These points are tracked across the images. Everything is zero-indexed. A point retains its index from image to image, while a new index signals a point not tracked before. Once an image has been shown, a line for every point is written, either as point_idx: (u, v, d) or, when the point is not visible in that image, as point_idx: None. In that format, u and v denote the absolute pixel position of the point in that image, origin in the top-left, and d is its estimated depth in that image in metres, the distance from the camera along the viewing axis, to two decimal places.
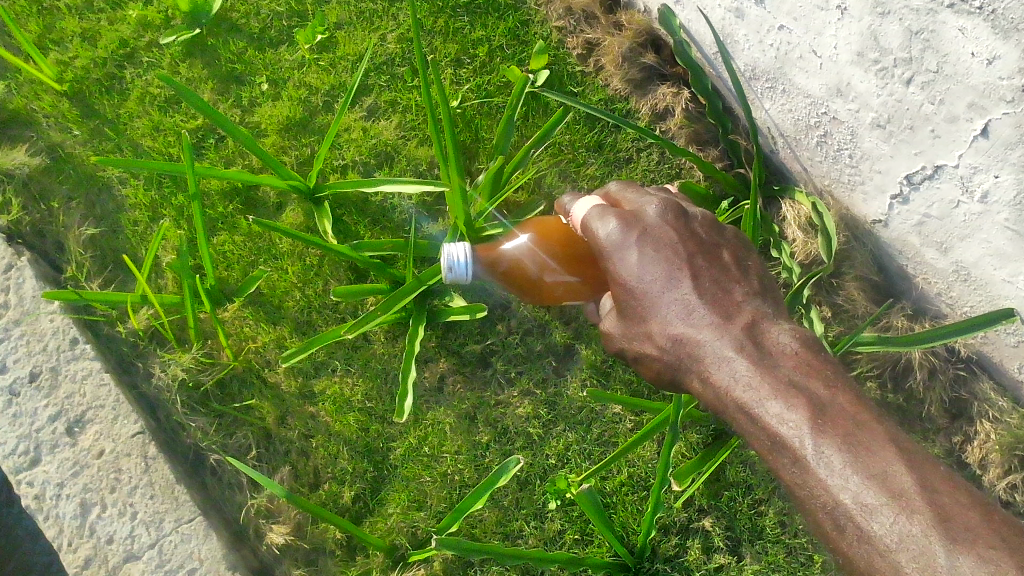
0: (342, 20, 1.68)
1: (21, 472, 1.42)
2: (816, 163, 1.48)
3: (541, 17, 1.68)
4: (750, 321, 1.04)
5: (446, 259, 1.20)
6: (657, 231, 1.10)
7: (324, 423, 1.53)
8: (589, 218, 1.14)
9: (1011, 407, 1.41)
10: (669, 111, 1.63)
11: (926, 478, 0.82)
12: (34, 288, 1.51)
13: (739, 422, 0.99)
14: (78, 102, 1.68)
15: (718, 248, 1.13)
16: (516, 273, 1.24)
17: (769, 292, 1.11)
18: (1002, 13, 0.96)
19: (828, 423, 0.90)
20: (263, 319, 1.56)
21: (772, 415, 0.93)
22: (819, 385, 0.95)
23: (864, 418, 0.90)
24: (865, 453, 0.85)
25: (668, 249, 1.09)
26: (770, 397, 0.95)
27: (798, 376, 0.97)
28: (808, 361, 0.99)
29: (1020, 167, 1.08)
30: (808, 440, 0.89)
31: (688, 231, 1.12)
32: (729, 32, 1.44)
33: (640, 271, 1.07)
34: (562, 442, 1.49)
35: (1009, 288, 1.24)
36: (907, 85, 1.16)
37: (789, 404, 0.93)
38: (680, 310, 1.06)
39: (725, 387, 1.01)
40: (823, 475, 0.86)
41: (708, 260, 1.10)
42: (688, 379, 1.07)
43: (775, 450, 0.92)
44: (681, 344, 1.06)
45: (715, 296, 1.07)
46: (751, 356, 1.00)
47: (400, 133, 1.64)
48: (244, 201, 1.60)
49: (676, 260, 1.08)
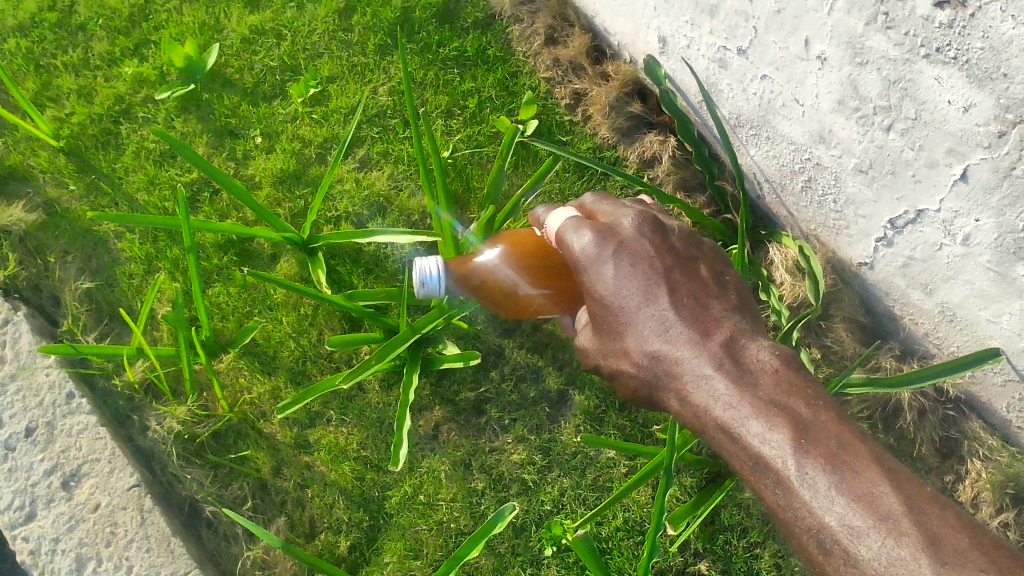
0: (335, 74, 1.72)
1: (17, 527, 1.42)
2: (801, 208, 1.51)
3: (529, 69, 1.72)
4: (728, 336, 1.05)
5: (419, 274, 1.26)
6: (633, 245, 1.11)
7: (319, 473, 1.53)
8: (564, 230, 1.14)
9: (1000, 445, 1.43)
10: (657, 158, 1.66)
11: (912, 499, 0.82)
12: (31, 342, 1.53)
13: (717, 439, 1.00)
14: (74, 157, 1.70)
15: (695, 261, 1.14)
16: (492, 286, 1.27)
17: (747, 307, 1.12)
18: (976, 63, 0.99)
19: (811, 442, 0.90)
20: (258, 369, 1.58)
21: (754, 435, 0.93)
22: (799, 401, 0.96)
23: (847, 435, 0.90)
24: (851, 475, 0.85)
25: (644, 263, 1.09)
26: (752, 416, 0.95)
27: (777, 392, 0.97)
28: (787, 377, 1.00)
29: (999, 211, 1.10)
30: (791, 460, 0.89)
31: (664, 244, 1.13)
32: (713, 82, 1.47)
33: (616, 286, 1.09)
34: (557, 488, 1.49)
35: (993, 328, 1.26)
36: (887, 132, 1.19)
37: (770, 423, 0.93)
38: (657, 326, 1.07)
39: (706, 407, 1.01)
40: (807, 497, 0.86)
41: (685, 274, 1.11)
42: (666, 396, 1.08)
43: (758, 471, 0.92)
44: (660, 361, 1.06)
45: (692, 311, 1.08)
46: (730, 374, 1.00)
47: (392, 184, 1.66)
48: (239, 252, 1.62)
49: (653, 275, 1.09)
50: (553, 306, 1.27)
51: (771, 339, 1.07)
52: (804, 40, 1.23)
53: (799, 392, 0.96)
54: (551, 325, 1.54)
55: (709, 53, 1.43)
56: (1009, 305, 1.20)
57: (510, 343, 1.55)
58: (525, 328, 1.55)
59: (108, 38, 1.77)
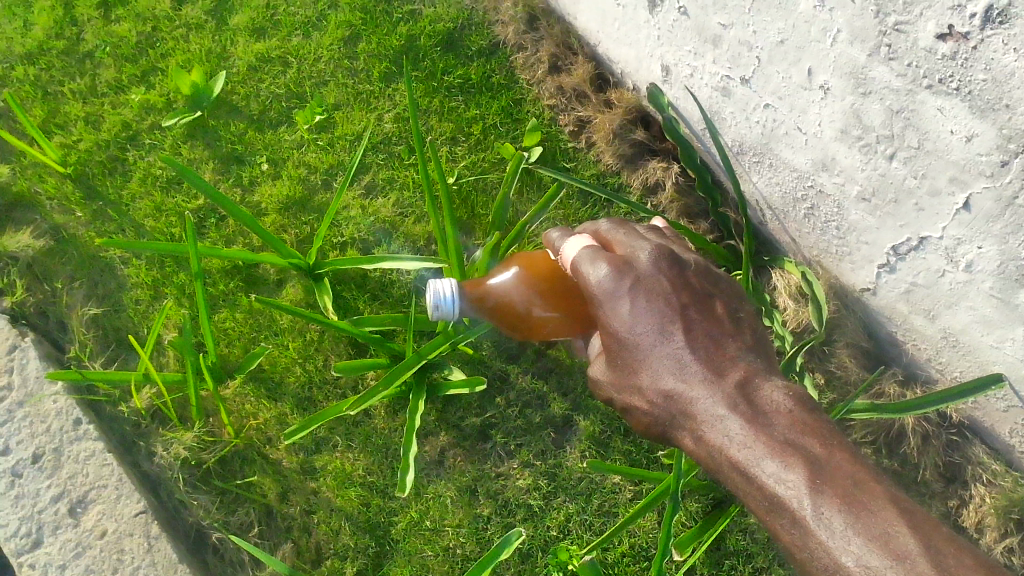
0: (340, 101, 1.73)
1: (23, 554, 1.42)
2: (803, 234, 1.52)
3: (533, 96, 1.74)
4: (742, 376, 1.06)
5: (432, 296, 1.23)
6: (651, 280, 1.11)
7: (325, 499, 1.53)
8: (580, 260, 1.14)
9: (1004, 470, 1.43)
10: (660, 185, 1.68)
11: (928, 540, 0.83)
12: (38, 368, 1.53)
13: (731, 478, 1.01)
14: (82, 184, 1.71)
15: (711, 298, 1.14)
16: (505, 308, 1.27)
17: (761, 346, 1.12)
18: (978, 94, 1.00)
19: (826, 483, 0.91)
20: (264, 395, 1.58)
21: (768, 475, 0.94)
22: (813, 442, 0.96)
23: (861, 476, 0.91)
24: (867, 515, 0.86)
25: (661, 299, 1.09)
26: (766, 456, 0.96)
27: (792, 434, 0.98)
28: (801, 419, 1.01)
29: (1001, 239, 1.12)
30: (806, 500, 0.89)
31: (681, 279, 1.13)
32: (716, 110, 1.49)
33: (632, 322, 1.09)
34: (563, 513, 1.50)
35: (996, 354, 1.27)
36: (890, 160, 1.21)
37: (784, 463, 0.94)
38: (672, 364, 1.07)
39: (719, 446, 1.02)
40: (823, 537, 0.87)
41: (701, 311, 1.11)
42: (680, 433, 1.08)
43: (773, 511, 0.93)
44: (674, 399, 1.07)
45: (708, 350, 1.08)
46: (745, 414, 1.01)
47: (398, 210, 1.67)
48: (245, 278, 1.63)
49: (669, 311, 1.09)
50: (565, 329, 1.27)
51: (783, 380, 1.08)
52: (807, 70, 1.24)
53: (814, 433, 0.97)
54: (556, 350, 1.55)
55: (713, 82, 1.45)
56: (1012, 331, 1.21)
57: (516, 369, 1.56)
58: (530, 354, 1.56)
59: (115, 66, 1.78)
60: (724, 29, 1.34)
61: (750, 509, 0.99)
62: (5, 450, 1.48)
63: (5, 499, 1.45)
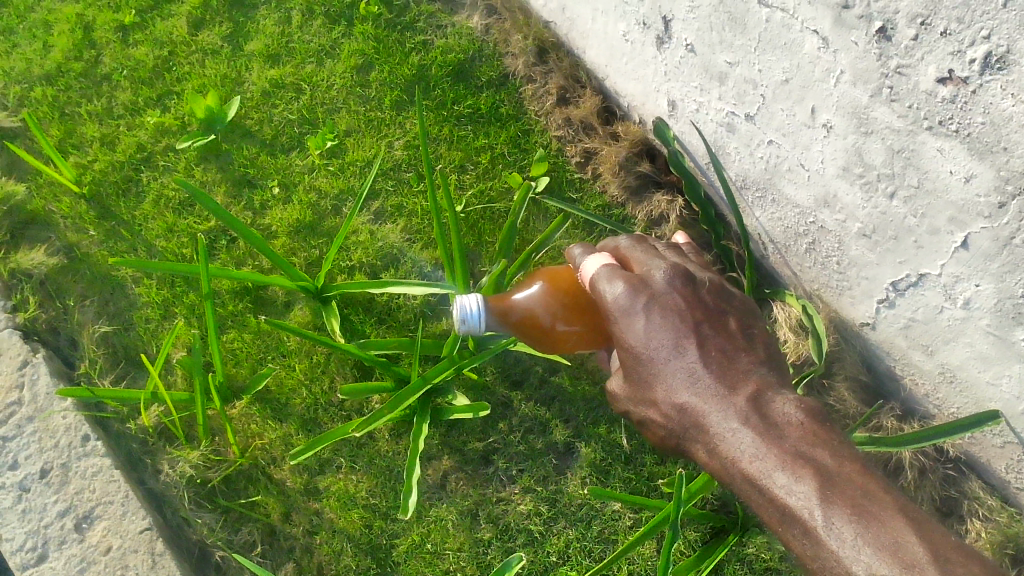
0: (352, 128, 1.77)
1: (28, 568, 1.44)
2: (805, 268, 1.55)
3: (541, 127, 1.78)
4: (754, 390, 1.11)
5: (458, 311, 1.27)
6: (665, 298, 1.16)
7: (328, 520, 1.55)
8: (598, 278, 1.19)
9: (999, 505, 1.45)
10: (664, 218, 1.70)
11: (936, 548, 0.87)
12: (48, 384, 1.55)
13: (743, 489, 1.05)
14: (96, 204, 1.74)
15: (723, 317, 1.19)
16: (529, 323, 1.30)
17: (773, 361, 1.17)
18: (977, 136, 1.03)
19: (837, 495, 0.96)
20: (270, 415, 1.60)
21: (780, 487, 0.99)
22: (823, 454, 1.02)
23: (871, 485, 0.96)
24: (877, 525, 0.91)
25: (675, 316, 1.15)
26: (778, 468, 1.01)
27: (802, 445, 1.03)
28: (812, 432, 1.06)
29: (999, 277, 1.14)
30: (817, 511, 0.94)
31: (694, 298, 1.19)
32: (720, 145, 1.52)
33: (647, 338, 1.14)
34: (563, 539, 1.51)
35: (993, 391, 1.30)
36: (891, 198, 1.24)
37: (795, 475, 0.99)
38: (686, 379, 1.12)
39: (732, 458, 1.06)
40: (834, 546, 0.92)
41: (714, 328, 1.16)
42: (693, 445, 1.13)
43: (785, 522, 0.98)
44: (688, 413, 1.12)
45: (720, 365, 1.13)
46: (756, 428, 1.06)
47: (406, 236, 1.70)
48: (254, 300, 1.65)
49: (683, 328, 1.14)
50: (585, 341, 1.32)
51: (794, 395, 1.13)
52: (810, 109, 1.28)
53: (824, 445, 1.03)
54: (559, 378, 1.58)
55: (718, 117, 1.48)
56: (1008, 368, 1.23)
57: (519, 395, 1.58)
58: (533, 380, 1.58)
59: (131, 88, 1.82)
60: (730, 67, 1.38)
61: (762, 518, 1.04)
62: (13, 465, 1.50)
63: (13, 513, 1.47)
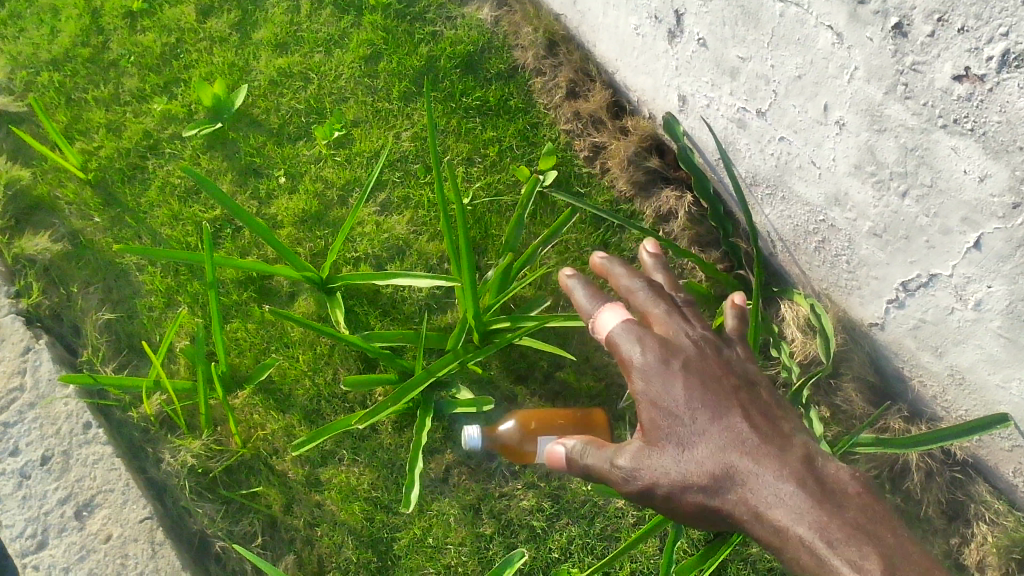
0: (359, 118, 1.75)
1: (27, 555, 1.44)
2: (813, 267, 1.54)
3: (550, 121, 1.76)
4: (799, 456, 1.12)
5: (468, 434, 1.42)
6: (702, 364, 1.20)
7: (329, 512, 1.54)
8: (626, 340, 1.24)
9: (1007, 510, 1.43)
10: (673, 214, 1.69)
11: None
12: (51, 370, 1.54)
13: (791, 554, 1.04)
14: (101, 190, 1.73)
15: (755, 387, 1.23)
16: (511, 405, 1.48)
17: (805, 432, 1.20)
18: (992, 135, 1.02)
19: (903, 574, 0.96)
20: (272, 406, 1.59)
21: (841, 557, 0.99)
22: (880, 531, 1.02)
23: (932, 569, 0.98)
24: None
25: (714, 384, 1.18)
26: (838, 539, 1.01)
27: (857, 518, 1.04)
28: (862, 503, 1.07)
29: (1011, 279, 1.13)
30: None
31: (727, 368, 1.23)
32: (731, 141, 1.51)
33: (687, 402, 1.16)
34: (565, 535, 1.50)
35: (1002, 394, 1.28)
36: (903, 197, 1.22)
37: (855, 547, 0.99)
38: (731, 441, 1.13)
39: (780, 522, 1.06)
40: None
41: (750, 397, 1.20)
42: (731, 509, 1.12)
43: None
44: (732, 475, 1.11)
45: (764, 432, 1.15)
46: (807, 492, 1.06)
47: (412, 228, 1.69)
48: (258, 290, 1.64)
49: (724, 396, 1.17)
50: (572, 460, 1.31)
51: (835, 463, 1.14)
52: (822, 105, 1.26)
53: (884, 524, 1.04)
54: (564, 373, 1.58)
55: (729, 113, 1.46)
56: (1018, 371, 1.22)
57: (524, 390, 1.57)
58: (538, 375, 1.58)
59: (139, 75, 1.81)
60: (743, 62, 1.36)
61: None
62: (14, 451, 1.50)
63: (13, 499, 1.46)
